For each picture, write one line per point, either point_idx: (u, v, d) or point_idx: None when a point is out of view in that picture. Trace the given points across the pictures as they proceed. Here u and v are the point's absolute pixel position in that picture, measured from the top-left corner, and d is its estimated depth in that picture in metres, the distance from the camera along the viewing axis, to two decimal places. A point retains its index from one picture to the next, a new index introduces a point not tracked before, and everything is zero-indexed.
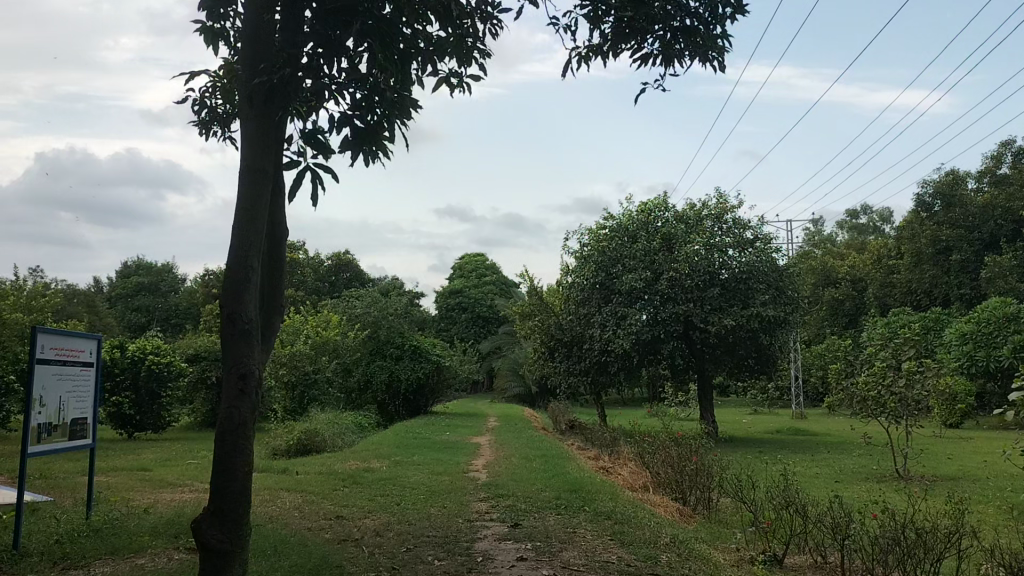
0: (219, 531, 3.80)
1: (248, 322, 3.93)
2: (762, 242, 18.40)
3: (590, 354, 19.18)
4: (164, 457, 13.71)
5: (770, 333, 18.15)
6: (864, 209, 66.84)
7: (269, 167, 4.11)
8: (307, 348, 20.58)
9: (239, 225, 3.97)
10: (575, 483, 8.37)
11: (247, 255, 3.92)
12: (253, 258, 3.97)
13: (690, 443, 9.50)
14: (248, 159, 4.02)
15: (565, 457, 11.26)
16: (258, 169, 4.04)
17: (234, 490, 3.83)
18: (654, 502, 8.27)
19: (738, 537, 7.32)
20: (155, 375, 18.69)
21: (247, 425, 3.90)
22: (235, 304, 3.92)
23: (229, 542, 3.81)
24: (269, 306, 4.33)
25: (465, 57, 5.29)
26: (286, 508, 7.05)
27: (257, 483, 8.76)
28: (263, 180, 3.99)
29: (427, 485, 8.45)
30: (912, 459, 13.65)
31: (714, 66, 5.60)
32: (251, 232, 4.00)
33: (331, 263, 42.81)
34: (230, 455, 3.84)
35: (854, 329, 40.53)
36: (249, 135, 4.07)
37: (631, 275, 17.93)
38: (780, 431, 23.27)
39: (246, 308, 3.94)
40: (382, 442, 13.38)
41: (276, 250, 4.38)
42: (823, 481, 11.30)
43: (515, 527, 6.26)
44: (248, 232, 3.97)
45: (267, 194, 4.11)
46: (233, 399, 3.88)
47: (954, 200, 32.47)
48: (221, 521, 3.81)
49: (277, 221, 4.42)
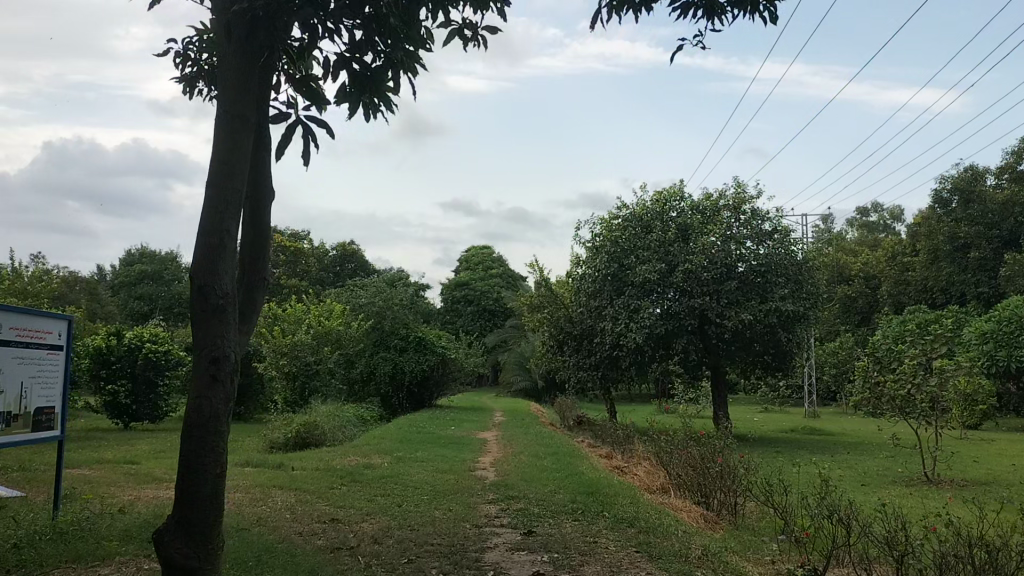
0: (185, 545, 3.21)
1: (223, 299, 3.32)
2: (782, 234, 17.72)
3: (601, 348, 18.56)
4: (157, 450, 13.12)
5: (789, 329, 17.51)
6: (874, 206, 65.96)
7: (250, 114, 3.51)
8: (309, 338, 20.01)
9: (214, 180, 3.37)
10: (591, 484, 7.73)
11: (225, 217, 3.32)
12: (231, 220, 3.36)
13: (713, 443, 8.86)
14: (226, 104, 3.42)
15: (576, 455, 10.66)
16: (239, 115, 3.44)
17: (202, 498, 3.23)
18: (677, 507, 7.64)
19: (771, 548, 6.72)
20: (152, 364, 18.16)
21: (221, 420, 3.29)
22: (209, 276, 3.30)
23: (197, 559, 3.21)
24: (251, 281, 3.75)
25: (482, 4, 4.65)
26: (279, 508, 6.45)
27: (249, 480, 8.15)
28: (244, 128, 3.39)
29: (431, 484, 7.83)
30: (940, 461, 12.95)
31: (762, 19, 4.96)
32: (229, 190, 3.40)
33: (336, 253, 42.24)
34: (200, 455, 3.24)
35: (867, 327, 39.80)
36: (227, 75, 3.46)
37: (645, 267, 17.24)
38: (794, 429, 22.58)
39: (222, 280, 3.33)
40: (385, 437, 12.78)
41: (259, 217, 3.80)
42: (849, 485, 10.64)
43: (530, 535, 5.64)
44: (224, 189, 3.36)
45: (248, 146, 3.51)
46: (205, 388, 3.25)
47: (973, 195, 31.49)
48: (186, 533, 3.22)
49: (261, 183, 3.83)
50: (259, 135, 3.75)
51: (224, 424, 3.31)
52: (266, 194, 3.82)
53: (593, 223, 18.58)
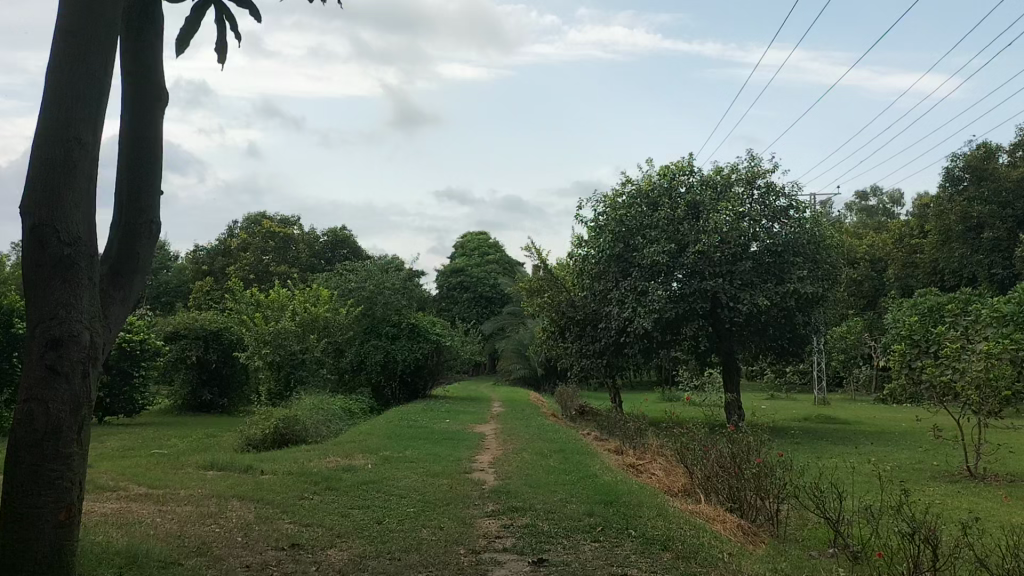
0: (27, 546, 3.39)
1: (65, 250, 3.41)
2: (801, 210, 16.54)
3: (606, 334, 17.38)
4: (119, 449, 12.02)
5: (806, 312, 16.36)
6: (875, 191, 64.82)
7: (106, 20, 3.60)
8: (294, 325, 18.85)
9: (52, 105, 3.48)
10: (612, 492, 6.51)
11: (69, 141, 3.45)
12: (77, 142, 3.48)
13: (749, 438, 7.67)
14: (73, 19, 3.53)
15: (586, 452, 9.52)
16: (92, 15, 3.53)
17: (35, 559, 3.38)
18: (709, 516, 6.51)
19: (832, 570, 5.53)
20: (126, 353, 17.79)
21: (57, 409, 3.42)
22: (49, 228, 3.42)
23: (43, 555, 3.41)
24: (131, 231, 4.01)
25: None
26: (229, 529, 5.26)
27: (206, 488, 6.95)
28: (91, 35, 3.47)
29: (421, 493, 6.62)
30: (983, 454, 11.68)
31: None
32: (77, 100, 3.50)
33: (327, 239, 40.99)
34: (46, 454, 3.41)
35: (874, 312, 38.74)
36: None
37: (653, 247, 15.91)
38: (810, 417, 21.45)
39: (65, 231, 3.44)
40: (372, 432, 11.63)
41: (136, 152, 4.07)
42: (893, 483, 9.48)
43: (541, 565, 4.47)
44: (69, 115, 3.48)
45: (97, 63, 3.60)
46: (43, 367, 3.39)
47: (985, 173, 30.34)
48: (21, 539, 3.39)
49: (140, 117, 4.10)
50: (135, 37, 4.12)
51: (65, 429, 3.44)
52: (144, 123, 4.05)
53: (595, 200, 17.35)
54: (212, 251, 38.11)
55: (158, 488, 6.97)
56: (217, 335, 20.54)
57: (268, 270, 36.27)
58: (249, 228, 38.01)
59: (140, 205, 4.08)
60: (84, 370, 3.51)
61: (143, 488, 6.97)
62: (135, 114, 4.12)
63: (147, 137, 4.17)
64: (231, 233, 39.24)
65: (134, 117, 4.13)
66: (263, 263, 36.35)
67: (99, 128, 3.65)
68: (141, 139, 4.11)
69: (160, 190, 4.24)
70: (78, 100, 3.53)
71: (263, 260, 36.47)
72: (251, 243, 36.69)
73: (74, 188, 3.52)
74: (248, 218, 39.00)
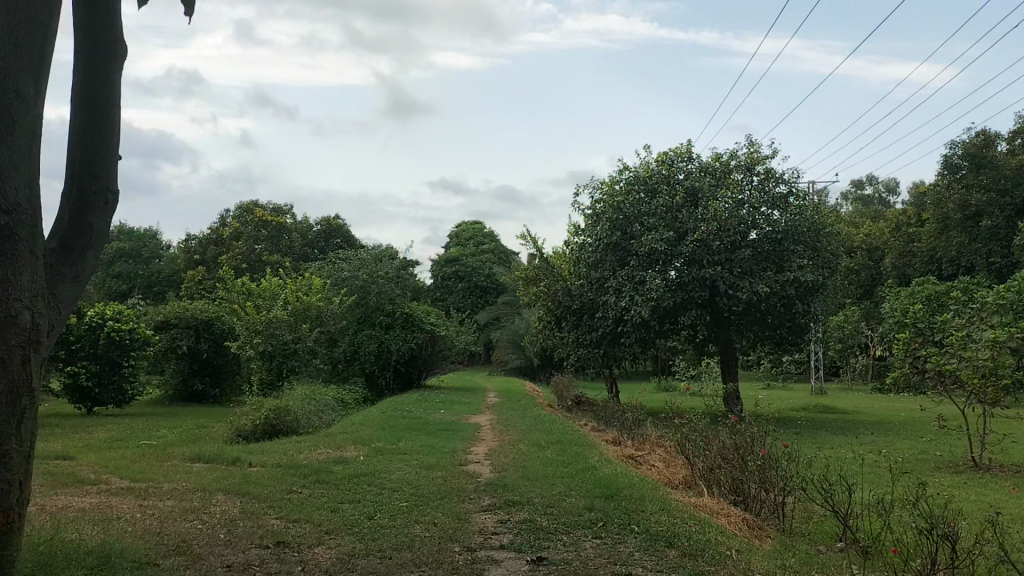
0: None
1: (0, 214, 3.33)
2: (801, 196, 16.26)
3: (602, 323, 17.13)
4: (105, 441, 11.76)
5: (806, 300, 16.12)
6: (871, 180, 64.61)
7: None
8: (286, 314, 18.57)
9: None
10: (613, 485, 6.28)
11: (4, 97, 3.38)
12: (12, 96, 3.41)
13: (753, 428, 7.42)
14: None
15: (585, 443, 9.29)
16: None
17: None
18: (712, 509, 6.30)
19: (843, 566, 5.30)
20: (115, 343, 17.50)
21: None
22: None
23: None
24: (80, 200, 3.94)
25: None
26: (212, 525, 5.02)
27: (190, 481, 6.69)
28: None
29: (413, 486, 6.37)
30: (988, 444, 11.48)
31: None
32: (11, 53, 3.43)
33: (320, 227, 40.60)
34: None
35: (871, 301, 38.58)
36: None
37: (651, 235, 15.64)
38: (809, 407, 21.24)
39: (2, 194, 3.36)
40: (365, 423, 11.37)
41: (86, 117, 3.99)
42: (898, 474, 9.26)
43: (540, 564, 4.23)
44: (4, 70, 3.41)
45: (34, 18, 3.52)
46: None
47: (984, 161, 30.13)
48: None
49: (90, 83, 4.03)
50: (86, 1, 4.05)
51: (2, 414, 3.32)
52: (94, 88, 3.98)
53: (592, 187, 17.07)
54: (204, 240, 37.76)
55: (141, 481, 6.71)
56: (208, 325, 20.25)
57: (260, 259, 35.94)
58: (242, 217, 37.61)
59: (90, 175, 4.00)
60: (22, 352, 3.40)
61: (125, 482, 6.72)
62: (86, 81, 4.04)
63: (100, 105, 4.09)
64: (224, 222, 38.84)
65: (86, 84, 4.05)
66: (256, 253, 35.99)
67: (38, 86, 3.57)
68: (93, 106, 4.03)
69: (114, 159, 4.15)
70: (14, 55, 3.45)
71: (255, 249, 36.12)
72: (244, 232, 36.33)
73: (13, 145, 3.44)
74: (241, 207, 38.61)
